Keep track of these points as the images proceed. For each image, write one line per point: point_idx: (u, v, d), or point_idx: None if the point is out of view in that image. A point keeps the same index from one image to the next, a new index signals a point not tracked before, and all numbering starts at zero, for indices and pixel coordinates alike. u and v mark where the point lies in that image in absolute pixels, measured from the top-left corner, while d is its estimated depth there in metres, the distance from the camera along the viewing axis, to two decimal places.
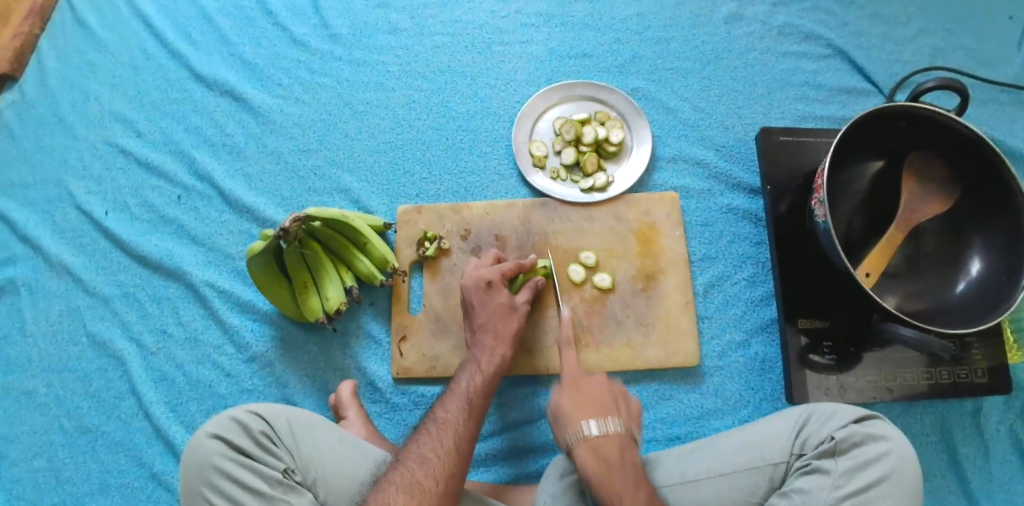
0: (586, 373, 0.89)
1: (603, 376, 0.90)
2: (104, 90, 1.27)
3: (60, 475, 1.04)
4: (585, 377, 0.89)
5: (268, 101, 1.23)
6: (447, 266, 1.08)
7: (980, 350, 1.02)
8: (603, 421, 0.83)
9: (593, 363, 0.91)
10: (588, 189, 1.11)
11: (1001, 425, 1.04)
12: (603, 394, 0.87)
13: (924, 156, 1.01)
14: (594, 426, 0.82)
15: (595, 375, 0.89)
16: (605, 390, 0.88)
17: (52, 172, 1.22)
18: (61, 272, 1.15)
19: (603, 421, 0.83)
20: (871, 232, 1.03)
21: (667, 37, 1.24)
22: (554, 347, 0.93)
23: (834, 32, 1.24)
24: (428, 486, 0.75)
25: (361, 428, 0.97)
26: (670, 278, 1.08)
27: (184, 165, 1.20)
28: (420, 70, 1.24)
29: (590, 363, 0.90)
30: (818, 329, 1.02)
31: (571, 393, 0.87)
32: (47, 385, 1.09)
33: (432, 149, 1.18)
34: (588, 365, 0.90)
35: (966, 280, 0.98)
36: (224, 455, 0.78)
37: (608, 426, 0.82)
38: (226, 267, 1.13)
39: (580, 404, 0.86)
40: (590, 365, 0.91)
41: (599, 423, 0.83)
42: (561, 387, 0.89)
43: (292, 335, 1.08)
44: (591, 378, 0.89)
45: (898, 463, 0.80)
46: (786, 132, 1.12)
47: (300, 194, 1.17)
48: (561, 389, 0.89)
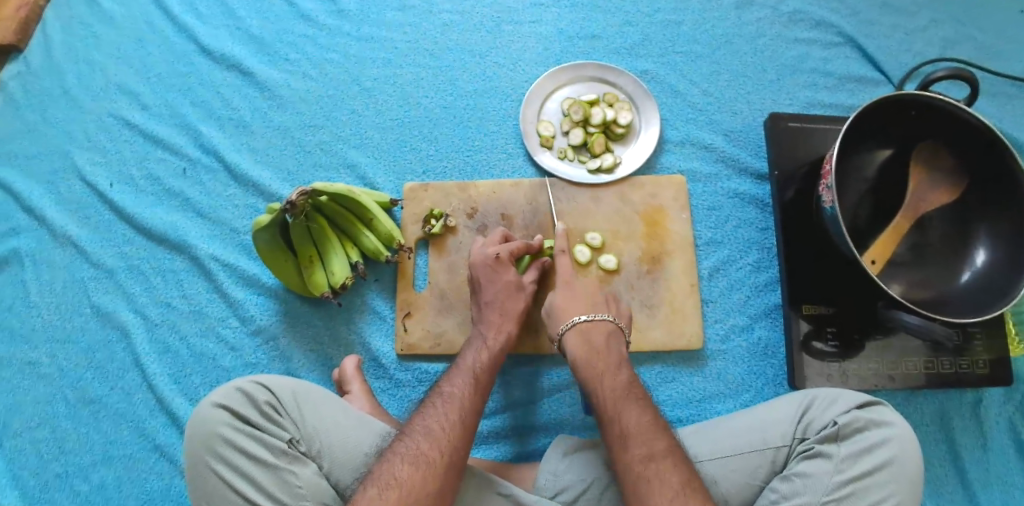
0: (594, 322, 0.91)
1: (611, 328, 0.91)
2: (110, 62, 1.26)
3: (62, 445, 1.04)
4: (592, 327, 0.91)
5: (275, 77, 1.22)
6: (453, 244, 1.08)
7: (983, 342, 1.02)
8: (612, 375, 0.85)
9: (602, 315, 0.92)
10: (595, 170, 1.11)
11: (1001, 415, 1.04)
12: (611, 349, 0.89)
13: (935, 145, 1.01)
14: (604, 380, 0.84)
15: (602, 325, 0.91)
16: (614, 343, 0.89)
17: (56, 144, 1.21)
18: (64, 244, 1.14)
19: (612, 375, 0.85)
20: (879, 220, 1.02)
21: (677, 21, 1.24)
22: (562, 304, 0.94)
23: (845, 20, 1.23)
24: (432, 458, 0.75)
25: (365, 402, 0.97)
26: (675, 261, 1.08)
27: (190, 139, 1.20)
28: (429, 49, 1.23)
29: (596, 315, 0.92)
30: (822, 316, 1.02)
31: (581, 346, 0.89)
32: (51, 355, 1.09)
33: (440, 128, 1.18)
34: (596, 317, 0.92)
35: (971, 270, 0.98)
36: (229, 425, 0.78)
37: (616, 380, 0.84)
38: (231, 241, 1.13)
39: (590, 358, 0.87)
40: (598, 315, 0.92)
41: (608, 377, 0.84)
42: (570, 339, 0.90)
43: (296, 310, 1.08)
44: (599, 328, 0.91)
45: (900, 448, 0.80)
46: (794, 117, 1.12)
47: (306, 170, 1.16)
48: (571, 340, 0.90)
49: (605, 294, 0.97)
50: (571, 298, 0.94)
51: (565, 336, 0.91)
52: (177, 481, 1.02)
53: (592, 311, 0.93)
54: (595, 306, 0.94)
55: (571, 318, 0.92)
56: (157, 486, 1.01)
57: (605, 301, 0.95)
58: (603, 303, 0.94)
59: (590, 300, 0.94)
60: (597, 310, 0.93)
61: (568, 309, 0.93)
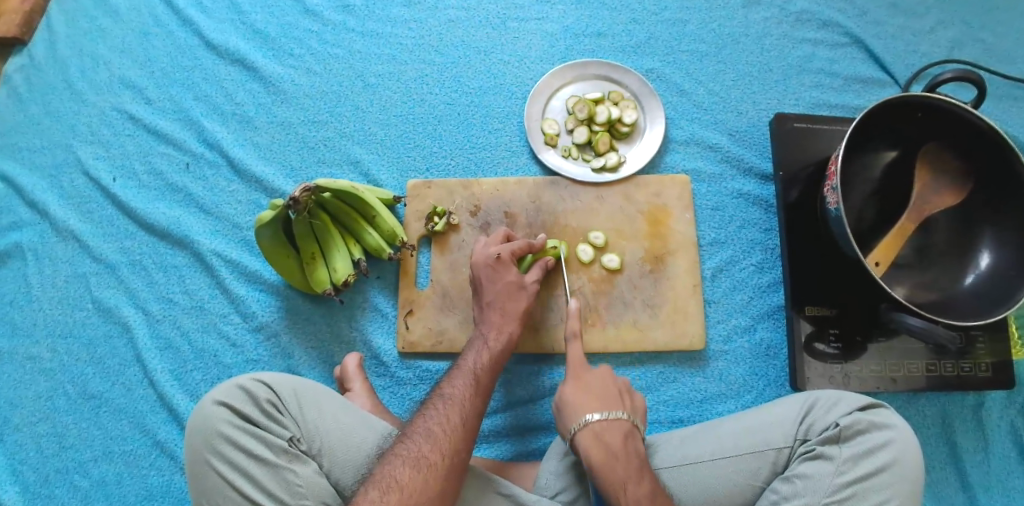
0: (609, 423, 0.83)
1: (627, 426, 0.83)
2: (113, 56, 1.25)
3: (63, 440, 1.04)
4: (609, 427, 0.82)
5: (279, 71, 1.21)
6: (455, 242, 1.08)
7: (986, 345, 1.01)
8: (635, 484, 0.77)
9: (618, 414, 0.84)
10: (600, 168, 1.11)
11: (1004, 419, 1.04)
12: (630, 452, 0.81)
13: (938, 147, 1.00)
14: (626, 491, 0.76)
15: (618, 425, 0.83)
16: (631, 445, 0.82)
17: (60, 138, 1.21)
18: (67, 238, 1.14)
19: (635, 483, 0.77)
20: (884, 221, 1.02)
21: (683, 19, 1.23)
22: (575, 401, 0.86)
23: (852, 20, 1.23)
24: (433, 460, 0.75)
25: (366, 400, 0.97)
26: (678, 261, 1.07)
27: (193, 134, 1.19)
28: (433, 45, 1.22)
29: (612, 413, 0.84)
30: (825, 317, 1.02)
31: (598, 448, 0.80)
32: (52, 350, 1.09)
33: (444, 125, 1.17)
34: (612, 415, 0.84)
35: (975, 273, 0.98)
36: (230, 423, 0.78)
37: (640, 492, 0.76)
38: (233, 237, 1.12)
39: (609, 463, 0.79)
40: (614, 413, 0.84)
41: (631, 486, 0.77)
42: (584, 440, 0.82)
43: (298, 306, 1.08)
44: (615, 429, 0.82)
45: (901, 451, 0.80)
46: (800, 118, 1.11)
47: (309, 166, 1.16)
48: (584, 441, 0.82)
49: (618, 386, 0.89)
50: (583, 394, 0.86)
51: (580, 440, 0.82)
52: (177, 477, 1.02)
53: (606, 408, 0.85)
54: (609, 402, 0.86)
55: (585, 419, 0.84)
56: (158, 482, 1.01)
57: (619, 395, 0.87)
58: (618, 400, 0.86)
59: (604, 394, 0.87)
60: (612, 408, 0.85)
61: (582, 405, 0.85)
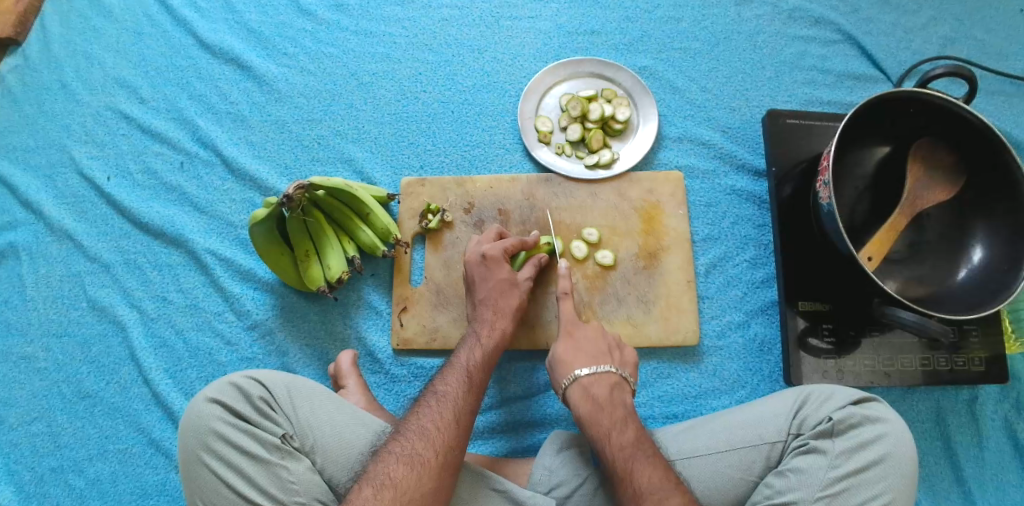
0: (597, 376, 0.86)
1: (614, 378, 0.87)
2: (108, 56, 1.25)
3: (58, 439, 1.04)
4: (596, 380, 0.86)
5: (273, 70, 1.22)
6: (449, 239, 1.08)
7: (979, 339, 1.02)
8: (619, 430, 0.81)
9: (605, 367, 0.87)
10: (593, 165, 1.11)
11: (997, 413, 1.04)
12: (616, 402, 0.84)
13: (932, 142, 1.00)
14: (610, 436, 0.80)
15: (606, 378, 0.86)
16: (618, 396, 0.85)
17: (55, 137, 1.21)
18: (61, 237, 1.14)
19: (619, 431, 0.81)
20: (876, 215, 1.03)
21: (676, 17, 1.23)
22: (565, 357, 0.90)
23: (844, 17, 1.23)
24: (426, 457, 0.75)
25: (361, 397, 0.97)
26: (672, 258, 1.07)
27: (188, 133, 1.19)
28: (427, 43, 1.22)
29: (600, 368, 0.87)
30: (819, 312, 1.02)
31: (585, 401, 0.85)
32: (47, 349, 1.09)
33: (438, 123, 1.18)
34: (600, 370, 0.87)
35: (968, 267, 0.98)
36: (223, 420, 0.78)
37: (624, 438, 0.80)
38: (228, 235, 1.13)
39: (596, 414, 0.83)
40: (602, 367, 0.87)
41: (616, 433, 0.81)
42: (573, 394, 0.86)
43: (293, 304, 1.08)
44: (603, 381, 0.86)
45: (894, 445, 0.80)
46: (793, 114, 1.11)
47: (304, 164, 1.16)
48: (573, 395, 0.86)
49: (608, 341, 0.92)
50: (574, 351, 0.90)
51: (570, 394, 0.87)
52: (172, 475, 1.02)
53: (595, 364, 0.88)
54: (598, 357, 0.89)
55: (573, 373, 0.87)
56: (153, 480, 1.01)
57: (608, 350, 0.90)
58: (607, 355, 0.90)
59: (594, 351, 0.90)
60: (600, 362, 0.88)
61: (572, 361, 0.89)
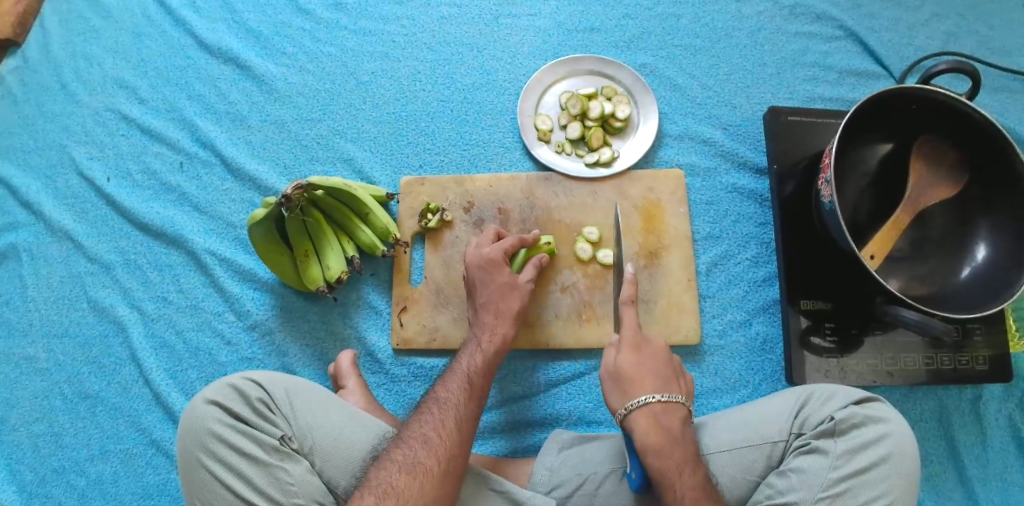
0: (667, 407, 0.80)
1: (683, 411, 0.81)
2: (107, 57, 1.25)
3: (59, 439, 1.04)
4: (666, 412, 0.80)
5: (272, 70, 1.21)
6: (449, 239, 1.08)
7: (982, 338, 1.01)
8: (690, 472, 0.76)
9: (676, 397, 0.81)
10: (593, 163, 1.11)
11: (1001, 412, 1.04)
12: (686, 438, 0.79)
13: (933, 140, 1.00)
14: (681, 478, 0.75)
15: (677, 410, 0.80)
16: (687, 432, 0.80)
17: (54, 138, 1.21)
18: (61, 237, 1.14)
19: (689, 473, 0.76)
20: (879, 214, 1.02)
21: (677, 14, 1.23)
22: (631, 377, 0.83)
23: (846, 13, 1.22)
24: (429, 466, 0.75)
25: (361, 398, 0.96)
26: (673, 256, 1.07)
27: (187, 133, 1.19)
28: (426, 42, 1.22)
29: (670, 398, 0.81)
30: (821, 311, 1.01)
31: (653, 431, 0.78)
32: (47, 350, 1.09)
33: (437, 121, 1.17)
34: (670, 400, 0.81)
35: (971, 266, 0.97)
36: (221, 422, 0.78)
37: (695, 480, 0.75)
38: (228, 235, 1.12)
39: (665, 448, 0.77)
40: (672, 397, 0.81)
41: (687, 474, 0.76)
42: (639, 421, 0.79)
43: (293, 304, 1.07)
44: (674, 414, 0.80)
45: (897, 445, 0.79)
46: (794, 111, 1.10)
47: (303, 164, 1.16)
48: (640, 422, 0.79)
49: (673, 366, 0.86)
50: (639, 370, 0.83)
51: (633, 420, 0.79)
52: (173, 476, 1.02)
53: (664, 390, 0.82)
54: (666, 384, 0.83)
55: (642, 398, 0.80)
56: (154, 481, 1.01)
57: (674, 377, 0.85)
58: (675, 382, 0.84)
59: (660, 375, 0.83)
60: (670, 391, 0.82)
61: (639, 383, 0.82)
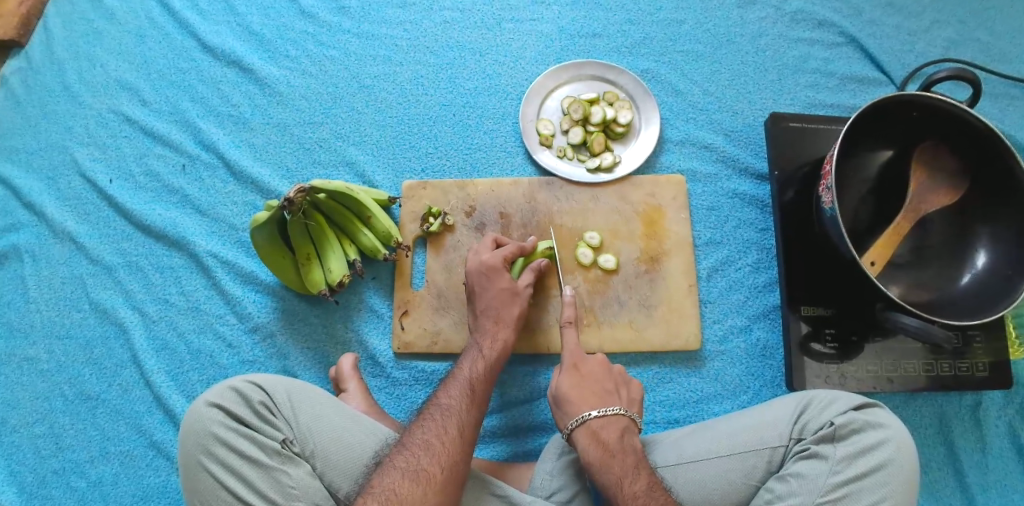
0: (606, 419, 0.84)
1: (624, 422, 0.85)
2: (110, 58, 1.25)
3: (60, 441, 1.04)
4: (605, 424, 0.84)
5: (274, 73, 1.22)
6: (450, 243, 1.08)
7: (982, 344, 1.01)
8: (631, 479, 0.78)
9: (615, 409, 0.85)
10: (595, 169, 1.11)
11: (1001, 419, 1.04)
12: (627, 447, 0.82)
13: (935, 146, 1.00)
14: (622, 485, 0.78)
15: (616, 421, 0.84)
16: (628, 440, 0.83)
17: (56, 139, 1.21)
18: (64, 239, 1.14)
19: (631, 480, 0.78)
20: (880, 220, 1.02)
21: (678, 20, 1.23)
22: (572, 395, 0.87)
23: (847, 20, 1.23)
24: (432, 473, 0.75)
25: (362, 401, 0.97)
26: (673, 261, 1.07)
27: (190, 135, 1.19)
28: (428, 46, 1.22)
29: (609, 409, 0.85)
30: (821, 317, 1.02)
31: (593, 446, 0.82)
32: (49, 351, 1.09)
33: (439, 125, 1.17)
34: (608, 411, 0.85)
35: (972, 272, 0.98)
36: (223, 425, 0.78)
37: (637, 487, 0.77)
38: (230, 237, 1.13)
39: (606, 460, 0.80)
40: (610, 409, 0.85)
41: (629, 482, 0.78)
42: (580, 438, 0.84)
43: (294, 307, 1.08)
44: (612, 425, 0.84)
45: (897, 451, 0.79)
46: (795, 118, 1.11)
47: (305, 167, 1.16)
48: (582, 439, 0.83)
49: (615, 379, 0.91)
50: (582, 390, 0.88)
51: (579, 441, 0.84)
52: (173, 477, 1.02)
53: (603, 405, 0.86)
54: (606, 398, 0.87)
55: (582, 416, 0.85)
56: (154, 482, 1.01)
57: (615, 389, 0.89)
58: (614, 394, 0.88)
59: (601, 390, 0.88)
60: (608, 404, 0.86)
61: (579, 401, 0.87)
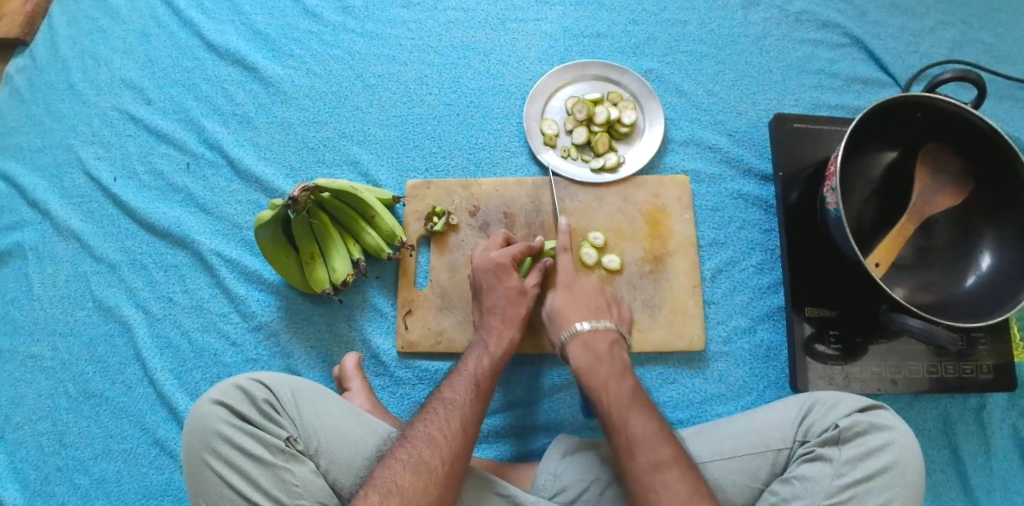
0: (596, 331, 0.91)
1: (613, 335, 0.92)
2: (114, 57, 1.26)
3: (63, 438, 1.04)
4: (596, 336, 0.91)
5: (278, 72, 1.22)
6: (455, 242, 1.08)
7: (987, 347, 1.01)
8: (617, 381, 0.85)
9: (605, 323, 0.92)
10: (599, 169, 1.11)
11: (1005, 421, 1.04)
12: (614, 356, 0.89)
13: (940, 148, 0.99)
14: (608, 386, 0.85)
15: (606, 334, 0.91)
16: (617, 351, 0.90)
17: (61, 137, 1.21)
18: (68, 237, 1.14)
19: (618, 381, 0.85)
20: (885, 222, 1.02)
21: (682, 20, 1.23)
22: (566, 311, 0.94)
23: (851, 21, 1.22)
24: (433, 466, 0.75)
25: (365, 400, 0.97)
26: (678, 262, 1.07)
27: (194, 134, 1.20)
28: (433, 46, 1.22)
29: (600, 323, 0.92)
30: (825, 318, 1.02)
31: (585, 355, 0.89)
32: (52, 349, 1.09)
33: (443, 125, 1.18)
34: (600, 324, 0.92)
35: (976, 274, 0.97)
36: (228, 422, 0.78)
37: (622, 387, 0.84)
38: (234, 236, 1.13)
39: (594, 366, 0.88)
40: (602, 323, 0.92)
41: (614, 384, 0.85)
42: (572, 346, 0.90)
43: (298, 306, 1.08)
44: (602, 337, 0.91)
45: (901, 453, 0.79)
46: (801, 118, 1.11)
47: (309, 166, 1.16)
48: (574, 348, 0.90)
49: (604, 298, 0.98)
50: (573, 305, 0.94)
51: (569, 347, 0.91)
52: (176, 475, 1.02)
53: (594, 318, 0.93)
54: (598, 313, 0.94)
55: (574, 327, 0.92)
56: (157, 480, 1.01)
57: (606, 307, 0.96)
58: (605, 310, 0.95)
59: (591, 305, 0.95)
60: (600, 318, 0.93)
61: (572, 315, 0.94)
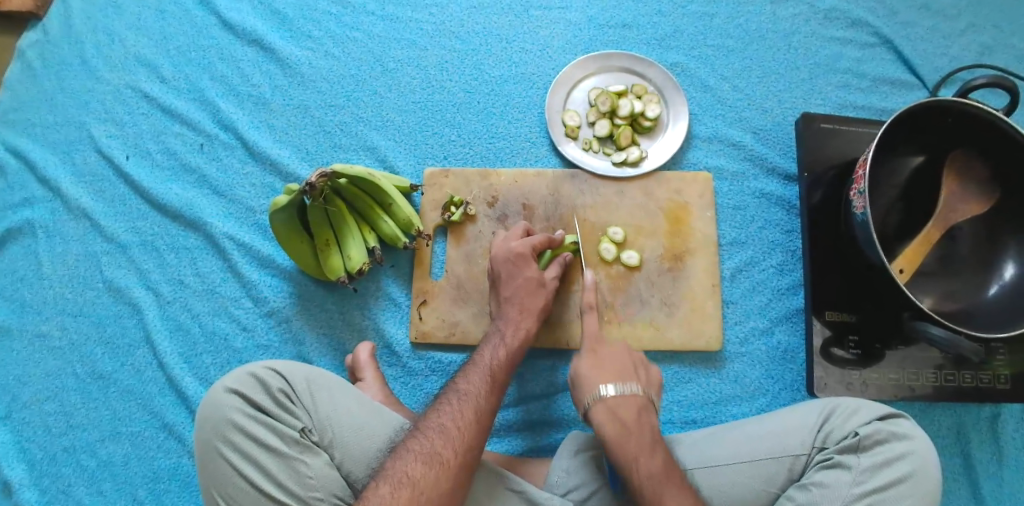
0: (622, 396, 0.81)
1: (641, 400, 0.81)
2: (129, 33, 1.23)
3: (71, 419, 1.03)
4: (624, 401, 0.80)
5: (296, 53, 1.19)
6: (472, 233, 1.06)
7: (1006, 357, 0.98)
8: (648, 456, 0.76)
9: (632, 387, 0.82)
10: (620, 162, 1.09)
11: (1018, 432, 1.03)
12: (643, 425, 0.79)
13: (967, 154, 0.98)
14: (638, 464, 0.76)
15: (632, 399, 0.81)
16: (646, 418, 0.80)
17: (73, 114, 1.19)
18: (79, 216, 1.13)
19: (647, 457, 0.76)
20: (908, 227, 1.00)
21: (709, 14, 1.20)
22: (589, 376, 0.84)
23: (882, 20, 1.20)
24: (446, 457, 0.73)
25: (378, 390, 0.96)
26: (698, 260, 1.05)
27: (208, 115, 1.17)
28: (454, 31, 1.20)
29: (627, 387, 0.81)
30: (845, 322, 1.00)
31: (610, 422, 0.79)
32: (61, 328, 1.08)
33: (463, 112, 1.15)
34: (627, 389, 0.81)
35: (999, 283, 0.95)
36: (242, 411, 0.77)
37: (652, 465, 0.75)
38: (246, 220, 1.11)
39: (622, 436, 0.78)
40: (628, 387, 0.82)
41: (643, 460, 0.76)
42: (596, 413, 0.80)
43: (311, 292, 1.06)
44: (630, 403, 0.80)
45: (921, 463, 0.78)
46: (828, 118, 1.08)
47: (325, 150, 1.14)
48: (597, 415, 0.80)
49: (634, 359, 0.86)
50: (598, 369, 0.84)
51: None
52: (184, 460, 1.01)
53: (620, 381, 0.82)
54: (624, 375, 0.83)
55: (599, 392, 0.81)
56: (165, 464, 1.01)
57: (633, 366, 0.85)
58: (632, 371, 0.84)
59: (620, 369, 0.84)
60: (626, 380, 0.82)
61: (596, 379, 0.83)
